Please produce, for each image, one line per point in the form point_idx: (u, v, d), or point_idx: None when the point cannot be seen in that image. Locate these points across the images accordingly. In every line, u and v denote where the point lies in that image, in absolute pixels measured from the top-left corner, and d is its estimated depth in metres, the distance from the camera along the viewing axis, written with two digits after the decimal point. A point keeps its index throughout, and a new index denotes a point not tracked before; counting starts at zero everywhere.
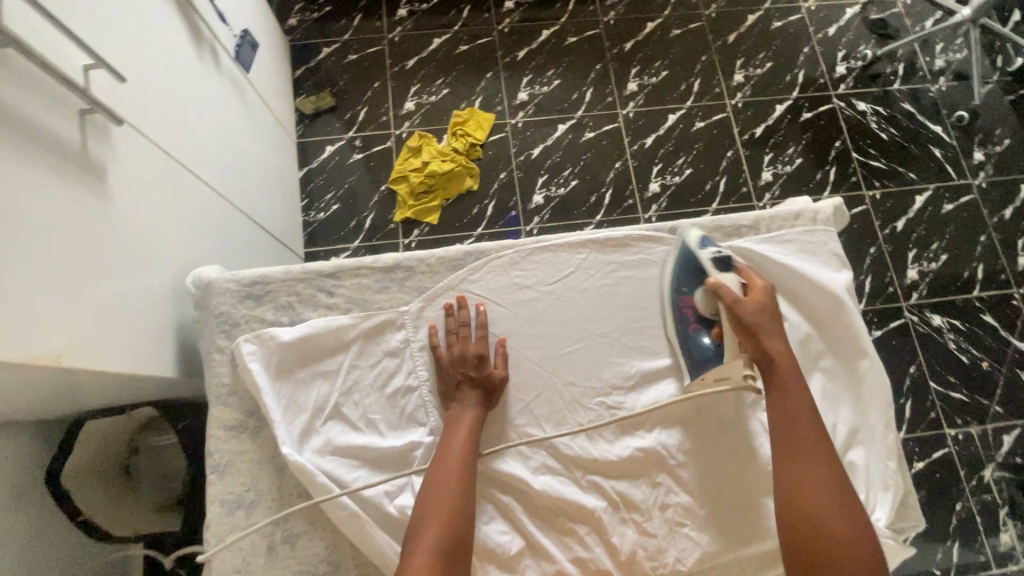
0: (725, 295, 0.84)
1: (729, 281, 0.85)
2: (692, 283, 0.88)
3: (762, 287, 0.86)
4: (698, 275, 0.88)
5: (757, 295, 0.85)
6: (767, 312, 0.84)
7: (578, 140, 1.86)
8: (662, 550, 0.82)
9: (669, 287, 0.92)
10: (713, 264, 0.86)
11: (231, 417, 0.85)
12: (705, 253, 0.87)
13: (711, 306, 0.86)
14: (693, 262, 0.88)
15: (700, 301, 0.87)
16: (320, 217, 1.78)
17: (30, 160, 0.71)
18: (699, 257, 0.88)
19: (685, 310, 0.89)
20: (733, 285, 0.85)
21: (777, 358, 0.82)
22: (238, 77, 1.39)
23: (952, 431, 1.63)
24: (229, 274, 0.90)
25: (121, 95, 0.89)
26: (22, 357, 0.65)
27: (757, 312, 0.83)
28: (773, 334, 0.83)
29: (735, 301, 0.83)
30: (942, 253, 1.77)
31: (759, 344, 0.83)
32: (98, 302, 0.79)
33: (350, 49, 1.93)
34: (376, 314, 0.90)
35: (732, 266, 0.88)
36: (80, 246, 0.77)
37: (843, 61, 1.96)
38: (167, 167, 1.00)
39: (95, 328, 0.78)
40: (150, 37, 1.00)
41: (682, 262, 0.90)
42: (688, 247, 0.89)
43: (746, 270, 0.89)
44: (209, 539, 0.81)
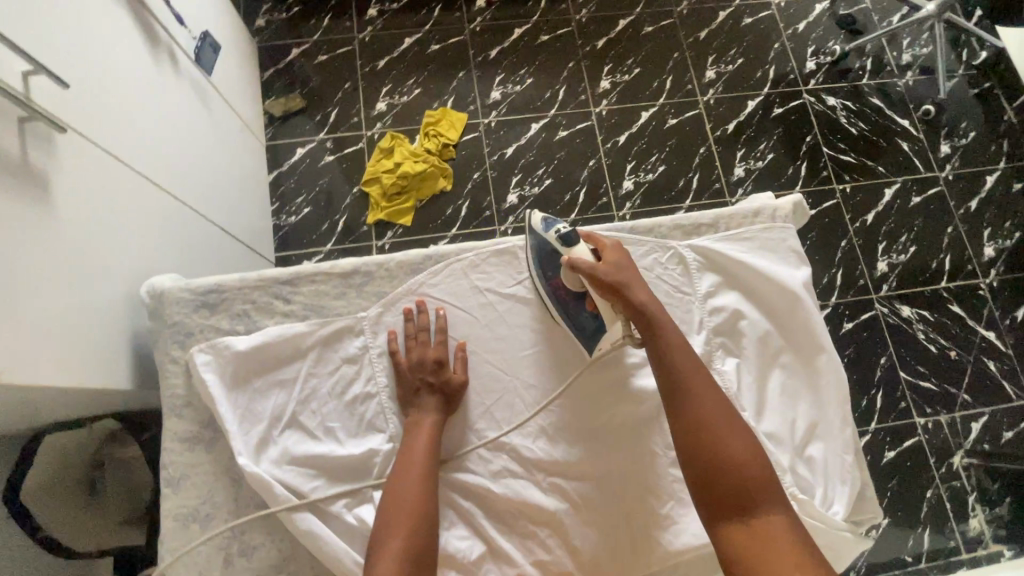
0: (580, 265, 0.84)
1: (581, 253, 0.85)
2: (553, 265, 0.89)
3: (610, 247, 0.86)
4: (552, 255, 0.89)
5: (609, 257, 0.85)
6: (623, 269, 0.84)
7: (552, 139, 1.86)
8: (624, 550, 0.83)
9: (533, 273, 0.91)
10: (562, 241, 0.87)
11: (185, 429, 0.84)
12: (550, 233, 0.88)
13: (575, 280, 0.87)
14: (544, 245, 0.89)
15: (565, 279, 0.87)
16: (291, 221, 1.75)
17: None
18: (547, 239, 0.89)
19: (559, 292, 0.89)
20: (584, 253, 0.85)
21: (652, 319, 0.81)
22: (199, 80, 1.36)
23: (921, 420, 1.66)
24: (183, 283, 0.88)
25: (66, 102, 0.87)
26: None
27: (616, 273, 0.83)
28: (636, 289, 0.83)
29: (590, 268, 0.83)
30: (911, 245, 1.80)
31: (629, 305, 0.82)
32: (41, 315, 0.77)
33: (320, 49, 1.90)
34: (334, 321, 0.89)
35: (579, 238, 0.88)
36: (21, 258, 0.75)
37: (813, 56, 1.98)
38: (118, 175, 0.98)
39: (37, 342, 0.76)
40: (98, 40, 0.98)
41: (535, 249, 0.90)
42: (535, 231, 0.90)
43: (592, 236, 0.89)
44: (163, 554, 0.80)
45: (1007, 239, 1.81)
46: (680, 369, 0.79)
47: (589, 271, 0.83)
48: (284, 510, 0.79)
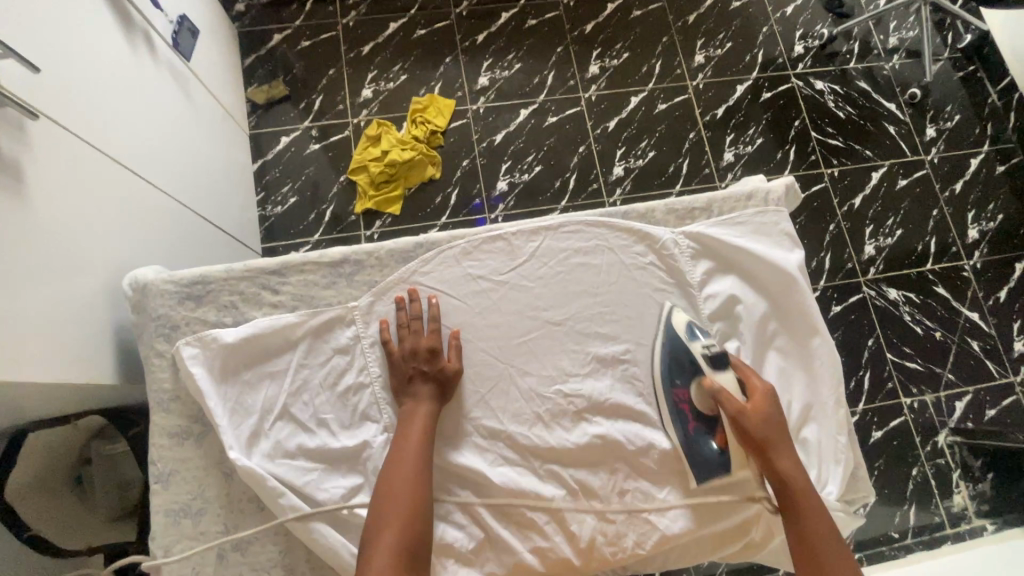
0: (725, 399, 0.82)
1: (730, 386, 0.84)
2: (684, 374, 0.87)
3: (762, 388, 0.84)
4: (689, 368, 0.87)
5: (759, 399, 0.83)
6: (771, 419, 0.82)
7: (541, 125, 1.83)
8: (621, 535, 0.83)
9: (659, 377, 0.88)
10: (706, 360, 0.85)
11: (173, 424, 0.82)
12: (694, 346, 0.86)
13: (708, 405, 0.86)
14: (684, 355, 0.87)
15: (695, 399, 0.86)
16: (277, 211, 1.72)
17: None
18: (689, 349, 0.87)
19: (683, 406, 0.87)
20: (731, 387, 0.84)
21: (783, 466, 0.80)
22: (177, 65, 1.31)
23: (908, 400, 1.69)
24: (167, 274, 0.86)
25: (37, 88, 0.83)
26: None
27: (762, 423, 0.81)
28: (781, 447, 0.81)
29: (736, 407, 0.82)
30: (898, 228, 1.82)
31: (764, 453, 0.81)
32: (17, 311, 0.74)
33: (302, 34, 1.85)
34: (324, 310, 0.88)
35: (727, 363, 0.86)
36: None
37: (801, 40, 1.98)
38: (95, 165, 0.95)
39: (13, 339, 0.73)
40: (68, 23, 0.93)
41: (669, 353, 0.88)
42: (676, 333, 0.89)
43: (745, 369, 0.87)
44: (155, 549, 0.79)
45: (990, 221, 1.84)
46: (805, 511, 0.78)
47: (734, 408, 0.82)
48: (277, 504, 0.78)
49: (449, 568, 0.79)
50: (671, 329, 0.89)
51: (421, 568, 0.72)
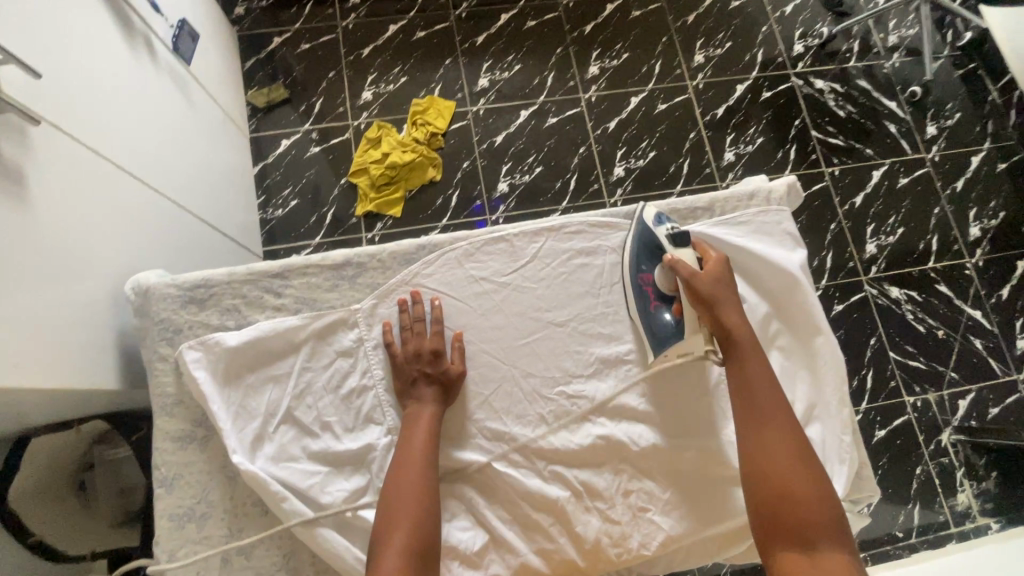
0: (682, 270, 0.86)
1: (686, 257, 0.87)
2: (651, 259, 0.89)
3: (716, 258, 0.88)
4: (655, 252, 0.89)
5: (713, 268, 0.87)
6: (723, 283, 0.86)
7: (541, 126, 1.83)
8: (626, 536, 0.83)
9: (626, 268, 0.91)
10: (669, 241, 0.88)
11: (177, 428, 0.82)
12: (661, 229, 0.89)
13: (669, 281, 0.88)
14: (651, 239, 0.90)
15: (659, 279, 0.89)
16: (278, 213, 1.72)
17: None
18: (655, 235, 0.89)
19: (645, 288, 0.90)
20: (688, 259, 0.87)
21: (733, 327, 0.83)
22: (178, 69, 1.32)
23: (911, 398, 1.68)
24: (169, 278, 0.86)
25: (39, 93, 0.84)
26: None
27: (713, 285, 0.85)
28: (731, 307, 0.84)
29: (691, 274, 0.85)
30: (899, 227, 1.82)
31: (717, 318, 0.84)
32: (18, 314, 0.74)
33: (302, 37, 1.86)
34: (327, 313, 0.88)
35: (689, 243, 0.89)
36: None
37: (800, 39, 1.98)
38: (97, 168, 0.95)
39: (14, 343, 0.72)
40: (70, 28, 0.94)
41: (638, 240, 0.91)
42: (644, 225, 0.91)
43: (702, 245, 0.90)
44: (159, 554, 0.79)
45: (992, 219, 1.83)
46: (749, 372, 0.81)
47: (688, 275, 0.85)
48: (281, 507, 0.77)
49: (455, 570, 0.79)
50: (640, 221, 0.91)
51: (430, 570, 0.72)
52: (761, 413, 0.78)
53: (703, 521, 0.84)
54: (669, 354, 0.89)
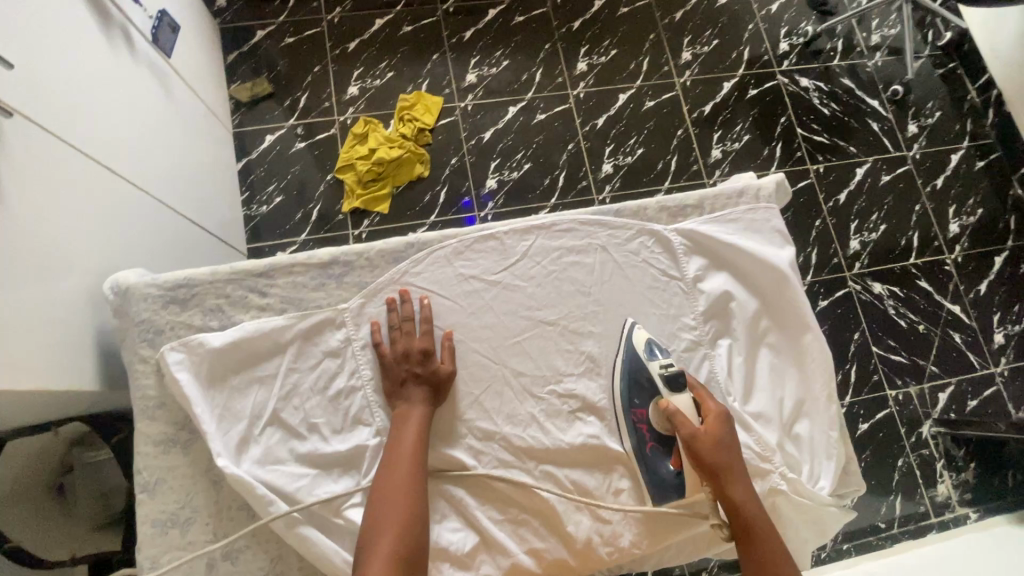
0: (681, 426, 0.80)
1: (684, 407, 0.81)
2: (642, 395, 0.84)
3: (717, 413, 0.81)
4: (647, 391, 0.84)
5: (713, 422, 0.81)
6: (724, 442, 0.80)
7: (530, 122, 1.82)
8: (617, 534, 0.83)
9: (617, 395, 0.86)
10: (664, 383, 0.83)
11: (159, 431, 0.80)
12: (654, 365, 0.84)
13: (665, 429, 0.83)
14: (643, 375, 0.84)
15: (654, 421, 0.83)
16: (262, 210, 1.69)
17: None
18: (648, 369, 0.84)
19: (639, 426, 0.84)
20: (686, 409, 0.81)
21: (736, 497, 0.78)
22: (158, 62, 1.28)
23: (893, 392, 1.71)
24: (150, 278, 0.84)
25: (12, 84, 0.81)
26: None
27: (714, 450, 0.78)
28: (735, 471, 0.79)
29: (690, 432, 0.79)
30: (882, 223, 1.84)
31: (718, 483, 0.78)
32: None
33: (286, 30, 1.82)
34: (314, 312, 0.86)
35: (684, 384, 0.84)
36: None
37: (786, 37, 1.99)
38: (72, 164, 0.91)
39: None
40: (44, 19, 0.90)
41: (629, 370, 0.85)
42: (633, 351, 0.86)
43: (699, 390, 0.85)
44: (141, 561, 0.77)
45: (971, 216, 1.87)
46: (751, 526, 0.77)
47: (688, 434, 0.79)
48: (267, 511, 0.76)
49: (446, 571, 0.79)
50: (628, 345, 0.87)
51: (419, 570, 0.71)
52: (759, 555, 0.76)
53: (686, 519, 0.85)
54: (669, 502, 0.83)
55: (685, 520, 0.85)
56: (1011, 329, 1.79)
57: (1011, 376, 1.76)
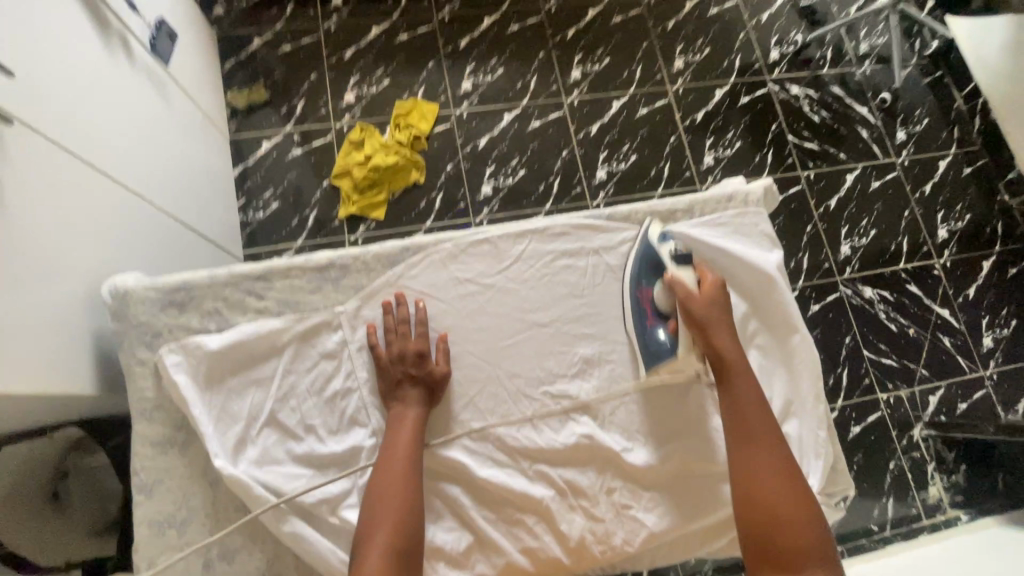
0: (680, 290, 0.87)
1: (685, 277, 0.89)
2: (651, 275, 0.92)
3: (714, 282, 0.89)
4: (657, 269, 0.91)
5: (709, 290, 0.88)
6: (717, 306, 0.87)
7: (524, 129, 1.85)
8: (610, 533, 0.84)
9: (627, 280, 0.93)
10: (671, 260, 0.90)
11: (157, 432, 0.81)
12: (665, 248, 0.92)
13: (670, 300, 0.90)
14: (653, 256, 0.92)
15: (658, 296, 0.90)
16: (259, 216, 1.70)
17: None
18: (659, 251, 0.92)
19: (644, 304, 0.91)
20: (687, 279, 0.89)
21: (720, 345, 0.85)
22: (156, 70, 1.30)
23: (884, 396, 1.74)
24: (149, 281, 0.85)
25: (13, 93, 0.82)
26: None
27: (708, 307, 0.86)
28: (721, 330, 0.86)
29: (688, 293, 0.87)
30: (872, 229, 1.87)
31: (705, 334, 0.85)
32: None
33: (284, 38, 1.84)
34: (310, 316, 0.87)
35: (690, 263, 0.92)
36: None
37: (776, 46, 2.03)
38: (71, 168, 0.93)
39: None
40: (45, 29, 0.92)
41: (640, 257, 0.93)
42: (648, 241, 0.93)
43: (701, 268, 0.92)
44: (138, 562, 0.77)
45: (959, 221, 1.90)
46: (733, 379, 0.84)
47: (684, 294, 0.87)
48: (264, 511, 0.77)
49: (440, 571, 0.79)
50: (645, 237, 0.94)
51: (415, 567, 0.72)
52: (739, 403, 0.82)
53: (681, 514, 0.86)
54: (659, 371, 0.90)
55: (693, 489, 0.87)
56: (999, 333, 1.82)
57: (999, 379, 1.78)
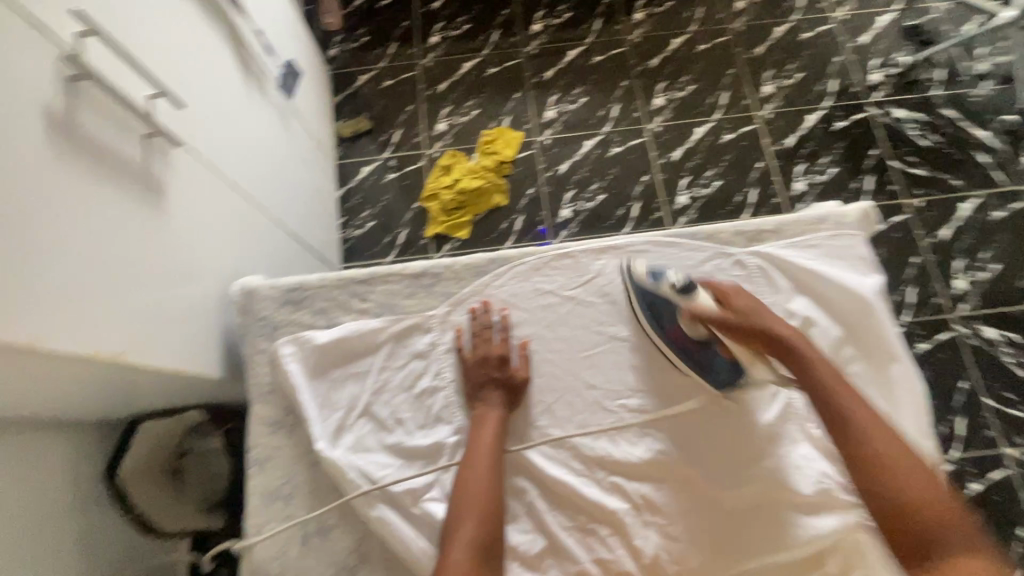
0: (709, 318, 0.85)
1: (704, 302, 0.86)
2: (668, 316, 0.88)
3: (728, 288, 0.89)
4: (668, 307, 0.88)
5: (731, 298, 0.88)
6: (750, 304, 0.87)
7: (605, 155, 1.89)
8: (686, 554, 0.82)
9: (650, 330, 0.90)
10: (681, 293, 0.86)
11: (271, 414, 0.91)
12: (665, 285, 0.87)
13: (701, 332, 0.87)
14: (659, 298, 0.88)
15: (689, 330, 0.87)
16: (357, 233, 1.86)
17: (90, 173, 0.77)
18: (661, 290, 0.88)
19: (682, 345, 0.88)
20: (707, 305, 0.86)
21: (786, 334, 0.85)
22: (282, 103, 1.50)
23: (1011, 451, 1.53)
24: (270, 281, 0.97)
25: (179, 121, 0.99)
26: (57, 351, 0.68)
27: (743, 314, 0.86)
28: (769, 317, 0.87)
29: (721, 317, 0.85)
30: (993, 262, 1.69)
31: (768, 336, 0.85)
32: (143, 304, 0.84)
33: (386, 74, 2.04)
34: (405, 317, 0.95)
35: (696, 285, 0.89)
36: (126, 252, 0.83)
37: (877, 68, 1.94)
38: (217, 184, 1.09)
39: (138, 330, 0.82)
40: (203, 68, 1.10)
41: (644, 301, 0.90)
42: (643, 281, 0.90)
43: (702, 283, 0.90)
44: (248, 528, 0.86)
45: None
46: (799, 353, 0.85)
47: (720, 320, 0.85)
48: (357, 494, 0.83)
49: (515, 571, 0.81)
50: (637, 280, 0.90)
51: (491, 569, 0.75)
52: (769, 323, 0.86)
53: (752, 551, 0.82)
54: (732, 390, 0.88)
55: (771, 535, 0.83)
56: None
57: None
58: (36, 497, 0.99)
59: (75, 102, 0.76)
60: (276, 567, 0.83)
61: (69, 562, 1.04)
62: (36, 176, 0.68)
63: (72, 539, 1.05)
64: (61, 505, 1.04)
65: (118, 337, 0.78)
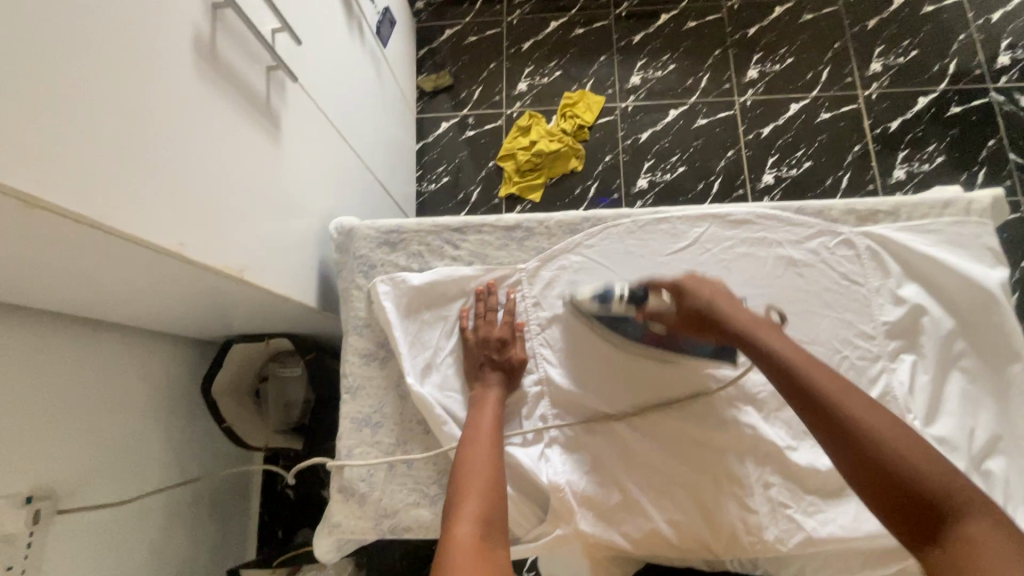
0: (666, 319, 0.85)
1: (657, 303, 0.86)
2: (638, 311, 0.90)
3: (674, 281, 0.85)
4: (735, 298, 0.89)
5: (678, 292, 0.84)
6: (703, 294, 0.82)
7: (689, 126, 1.82)
8: (762, 526, 0.81)
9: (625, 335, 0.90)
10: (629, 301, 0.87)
11: (364, 346, 0.96)
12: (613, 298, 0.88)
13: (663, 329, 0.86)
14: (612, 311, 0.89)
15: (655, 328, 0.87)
16: (431, 188, 1.88)
17: (224, 96, 0.81)
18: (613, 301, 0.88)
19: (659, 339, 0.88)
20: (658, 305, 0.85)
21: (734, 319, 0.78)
22: (376, 50, 1.52)
23: None
24: (370, 223, 1.01)
25: (295, 56, 1.02)
26: (197, 259, 0.74)
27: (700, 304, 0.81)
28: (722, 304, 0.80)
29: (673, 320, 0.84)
30: None
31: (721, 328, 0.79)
32: (260, 228, 0.90)
33: (471, 30, 2.01)
34: (496, 268, 0.97)
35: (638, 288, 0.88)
36: (249, 177, 0.87)
37: (1007, 50, 1.75)
38: (322, 124, 1.13)
39: (258, 252, 0.88)
40: (316, 6, 1.13)
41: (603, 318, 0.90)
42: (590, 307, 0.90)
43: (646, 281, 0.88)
44: (340, 449, 0.92)
45: None
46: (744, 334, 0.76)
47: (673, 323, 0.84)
48: (442, 430, 0.88)
49: (587, 519, 0.83)
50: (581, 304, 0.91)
51: (501, 546, 0.69)
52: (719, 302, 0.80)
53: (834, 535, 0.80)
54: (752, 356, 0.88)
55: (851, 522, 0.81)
56: None
57: None
58: (143, 399, 1.10)
59: (216, 29, 0.80)
60: (363, 486, 0.89)
61: (164, 461, 1.15)
62: (182, 94, 0.73)
63: (169, 441, 1.17)
64: (161, 408, 1.15)
65: (242, 255, 0.84)
